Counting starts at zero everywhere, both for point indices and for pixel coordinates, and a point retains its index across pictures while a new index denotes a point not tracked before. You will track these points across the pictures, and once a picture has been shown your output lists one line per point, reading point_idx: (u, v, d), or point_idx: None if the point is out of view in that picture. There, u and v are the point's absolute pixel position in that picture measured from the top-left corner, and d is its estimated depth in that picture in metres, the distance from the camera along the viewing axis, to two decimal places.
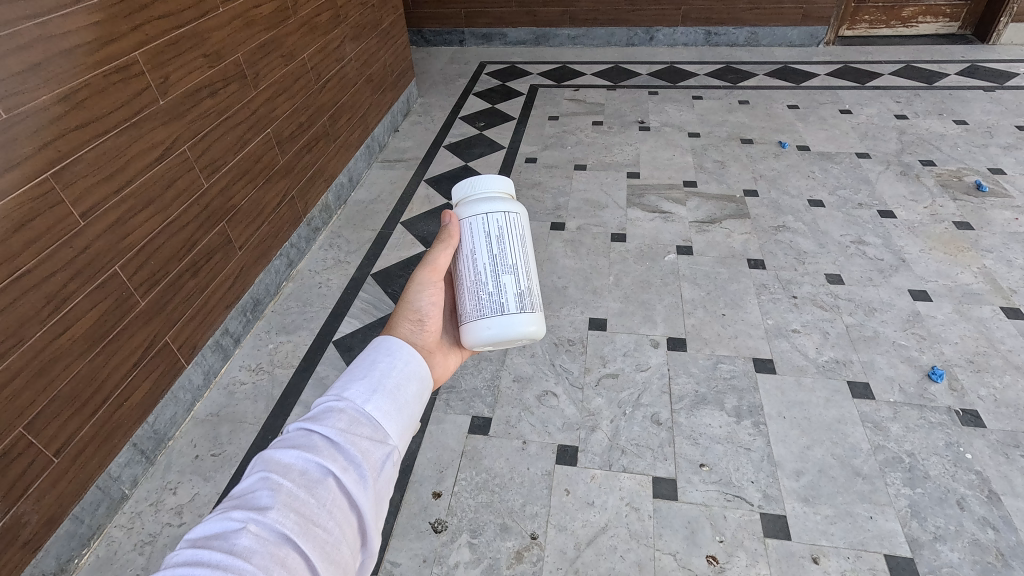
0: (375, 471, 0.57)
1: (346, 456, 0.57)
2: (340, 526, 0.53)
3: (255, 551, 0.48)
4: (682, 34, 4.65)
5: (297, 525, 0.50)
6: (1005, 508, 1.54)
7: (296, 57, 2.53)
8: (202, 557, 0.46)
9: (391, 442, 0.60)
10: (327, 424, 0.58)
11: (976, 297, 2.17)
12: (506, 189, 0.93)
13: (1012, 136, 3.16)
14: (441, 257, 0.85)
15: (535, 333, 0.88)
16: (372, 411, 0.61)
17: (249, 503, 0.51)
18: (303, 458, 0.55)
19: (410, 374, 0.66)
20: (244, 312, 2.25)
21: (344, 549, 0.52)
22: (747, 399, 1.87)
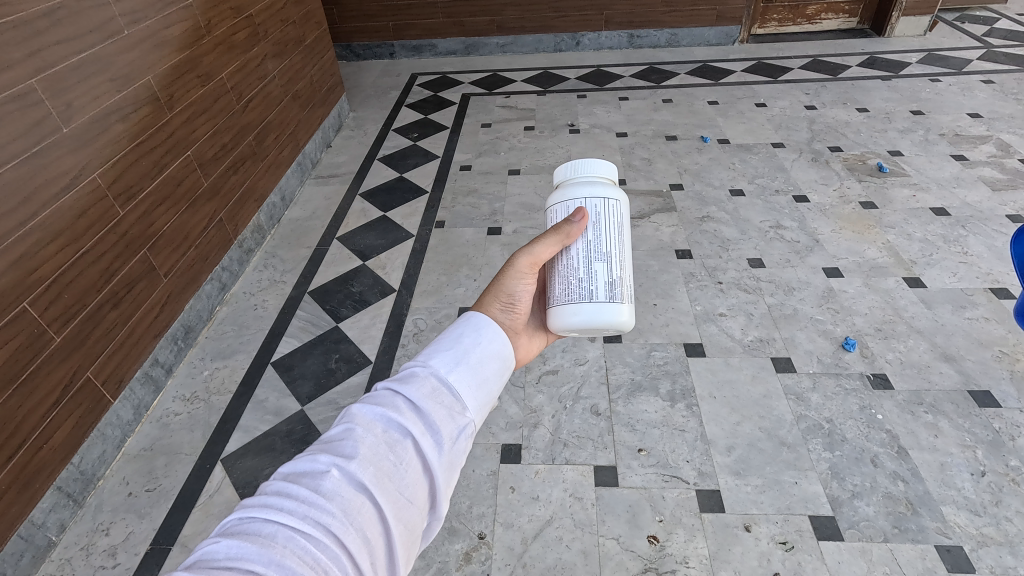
0: (452, 439, 0.58)
1: (426, 419, 0.58)
2: (415, 485, 0.55)
3: (336, 494, 0.50)
4: (607, 38, 4.80)
5: (375, 477, 0.53)
6: (913, 461, 1.67)
7: (214, 77, 2.48)
8: (291, 492, 0.50)
9: (468, 414, 0.61)
10: (411, 387, 0.60)
11: (882, 270, 2.35)
12: (611, 171, 0.87)
13: (907, 120, 3.42)
14: (545, 248, 0.79)
15: (625, 325, 0.83)
16: (454, 382, 0.62)
17: (336, 448, 0.54)
18: (386, 413, 0.57)
19: (493, 354, 0.66)
20: (175, 341, 2.18)
21: (415, 508, 0.54)
22: (680, 383, 1.96)
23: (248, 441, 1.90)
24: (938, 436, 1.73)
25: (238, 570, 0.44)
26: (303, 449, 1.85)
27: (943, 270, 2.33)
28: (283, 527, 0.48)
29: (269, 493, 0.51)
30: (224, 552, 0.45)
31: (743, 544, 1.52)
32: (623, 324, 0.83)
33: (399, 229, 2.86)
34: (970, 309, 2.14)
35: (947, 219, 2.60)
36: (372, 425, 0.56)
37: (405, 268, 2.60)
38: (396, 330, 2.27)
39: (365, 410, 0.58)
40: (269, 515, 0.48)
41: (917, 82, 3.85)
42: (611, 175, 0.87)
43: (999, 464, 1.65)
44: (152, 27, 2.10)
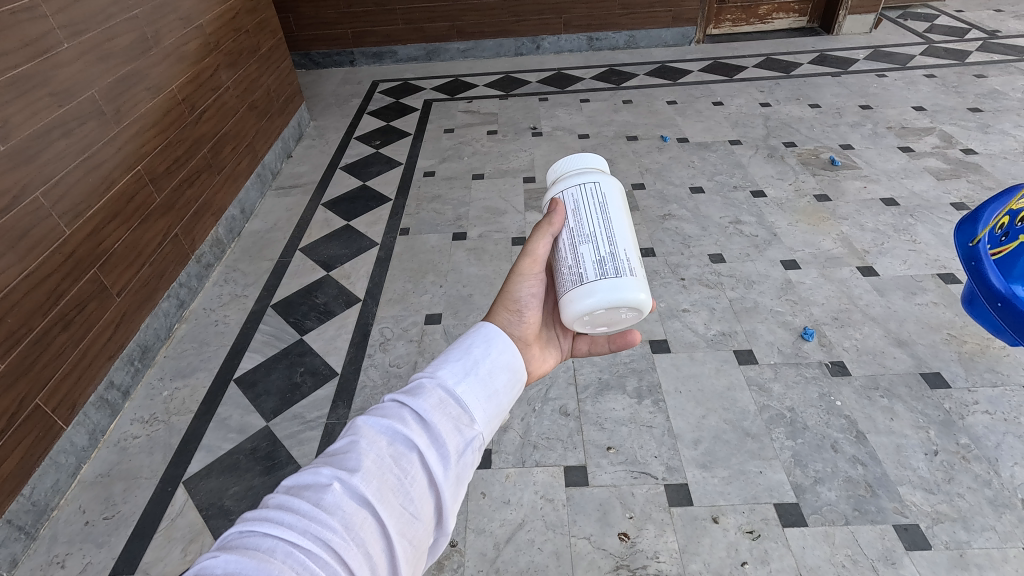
0: (460, 452, 0.56)
1: (433, 431, 0.56)
2: (421, 501, 0.52)
3: (339, 509, 0.48)
4: (566, 41, 4.85)
5: (381, 491, 0.50)
6: (871, 444, 1.72)
7: (164, 89, 2.42)
8: (293, 506, 0.48)
9: (477, 426, 0.58)
10: (419, 399, 0.58)
11: (837, 261, 2.42)
12: (595, 161, 0.89)
13: (857, 115, 3.54)
14: (537, 245, 0.80)
15: (640, 299, 0.78)
16: (462, 393, 0.59)
17: (341, 460, 0.52)
18: (393, 425, 0.55)
19: (505, 364, 0.64)
20: (131, 361, 2.10)
21: (421, 525, 0.52)
22: (646, 379, 1.98)
23: (211, 461, 1.85)
24: (894, 419, 1.79)
25: None
26: (269, 466, 1.81)
27: (895, 258, 2.41)
28: (282, 542, 0.45)
29: (270, 506, 0.49)
30: (221, 567, 0.42)
31: (711, 535, 1.54)
32: (639, 298, 0.78)
33: (363, 237, 2.83)
34: (920, 295, 2.22)
35: (896, 209, 2.70)
36: (378, 437, 0.54)
37: (370, 277, 2.58)
38: (363, 340, 2.24)
39: (371, 422, 0.56)
40: (269, 529, 0.46)
41: (864, 78, 3.99)
42: (596, 165, 0.88)
43: (951, 442, 1.71)
44: (95, 39, 2.04)
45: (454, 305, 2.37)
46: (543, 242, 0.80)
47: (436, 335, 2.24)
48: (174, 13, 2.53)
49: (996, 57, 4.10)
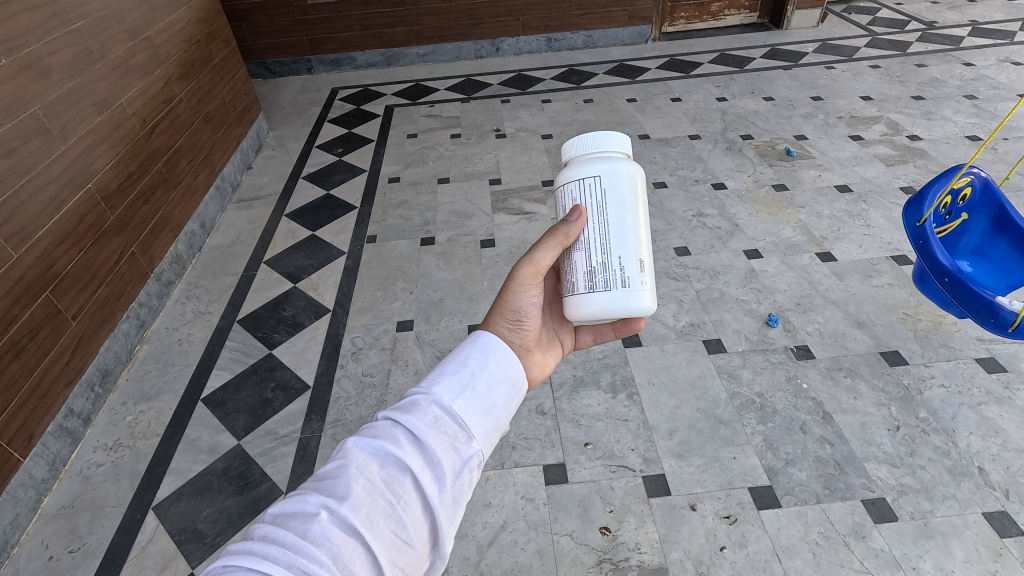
0: (456, 473, 0.55)
1: (427, 451, 0.55)
2: (414, 527, 0.52)
3: (326, 540, 0.47)
4: (525, 43, 4.88)
5: (373, 517, 0.50)
6: (837, 424, 1.78)
7: (113, 104, 2.33)
8: (279, 535, 0.47)
9: (473, 445, 0.57)
10: (413, 418, 0.57)
11: (797, 248, 2.49)
12: (619, 144, 0.82)
13: (809, 106, 3.65)
14: (545, 254, 0.78)
15: (643, 304, 0.80)
16: (458, 410, 0.58)
17: (331, 485, 0.51)
18: (385, 448, 0.54)
19: (505, 377, 0.64)
20: (91, 387, 2.03)
21: (414, 550, 0.51)
22: (620, 373, 2.01)
23: (181, 484, 1.79)
24: (857, 398, 1.85)
25: None
26: (242, 485, 1.77)
27: (851, 243, 2.50)
28: None
29: (255, 536, 0.48)
30: None
31: (690, 523, 1.57)
32: (646, 302, 0.80)
33: (330, 247, 2.79)
34: (876, 277, 2.31)
35: (850, 195, 2.80)
36: (369, 461, 0.53)
37: (338, 286, 2.54)
38: (334, 351, 2.21)
39: (361, 444, 0.54)
40: (252, 563, 0.45)
41: (814, 70, 4.13)
42: (616, 148, 0.82)
43: (912, 417, 1.78)
44: (35, 54, 1.96)
45: (426, 311, 2.36)
46: (553, 248, 0.78)
47: (409, 342, 2.22)
48: (120, 24, 2.45)
49: (934, 47, 4.29)
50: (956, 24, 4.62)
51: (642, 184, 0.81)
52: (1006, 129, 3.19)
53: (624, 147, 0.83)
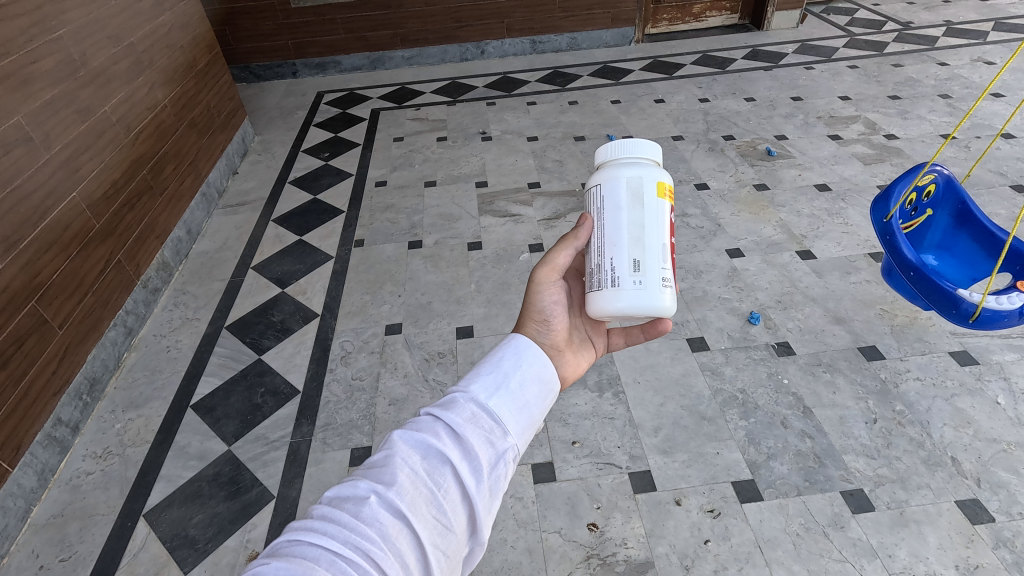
0: (492, 466, 0.52)
1: (466, 443, 0.52)
2: (455, 516, 0.49)
3: (374, 524, 0.46)
4: (510, 45, 4.91)
5: (416, 504, 0.48)
6: (817, 418, 1.83)
7: (95, 111, 2.33)
8: (331, 518, 0.46)
9: (510, 438, 0.54)
10: (453, 411, 0.54)
11: (778, 246, 2.55)
12: (649, 151, 0.83)
13: (789, 106, 3.72)
14: (561, 254, 0.81)
15: (647, 305, 0.75)
16: (496, 405, 0.55)
17: (376, 472, 0.49)
18: (425, 439, 0.52)
19: (537, 376, 0.61)
20: (79, 396, 2.02)
21: (454, 540, 0.49)
22: (606, 372, 2.04)
23: (172, 491, 1.80)
24: (836, 392, 1.90)
25: None
26: (233, 490, 1.78)
27: (830, 240, 2.55)
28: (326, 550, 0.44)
29: (312, 517, 0.47)
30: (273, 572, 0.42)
31: (675, 517, 1.61)
32: (655, 304, 0.76)
33: (317, 251, 2.80)
34: (854, 274, 2.37)
35: (829, 194, 2.86)
36: (412, 451, 0.51)
37: (327, 291, 2.55)
38: (323, 356, 2.22)
39: (403, 435, 0.52)
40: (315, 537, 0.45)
41: (794, 70, 4.20)
42: (639, 156, 0.83)
43: (888, 410, 1.84)
44: (17, 63, 1.96)
45: (414, 313, 2.38)
46: (569, 250, 0.82)
47: (398, 345, 2.24)
48: (102, 31, 2.44)
49: (910, 46, 4.39)
50: (931, 24, 4.72)
51: (652, 188, 0.81)
52: (978, 127, 3.27)
53: (655, 155, 0.84)
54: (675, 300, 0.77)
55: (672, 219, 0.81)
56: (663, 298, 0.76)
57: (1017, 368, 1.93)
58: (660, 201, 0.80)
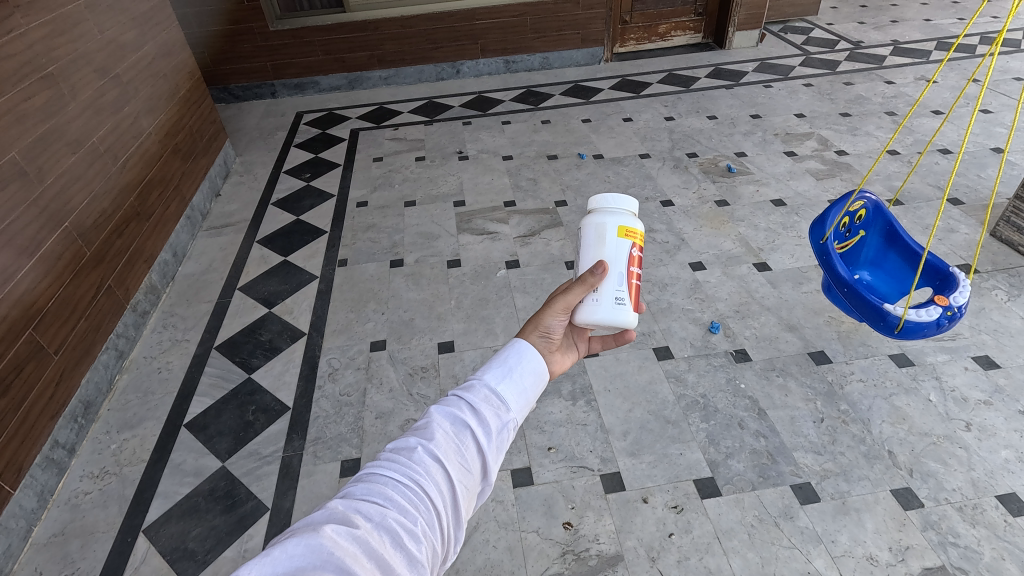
0: (498, 431, 0.64)
1: (481, 415, 0.64)
2: (473, 464, 0.61)
3: (421, 466, 0.58)
4: (484, 65, 5.08)
5: (449, 453, 0.60)
6: (770, 419, 2.01)
7: (85, 143, 2.42)
8: (389, 460, 0.58)
9: (513, 412, 0.66)
10: (470, 392, 0.66)
11: (736, 259, 2.74)
12: (626, 204, 0.97)
13: (748, 124, 3.95)
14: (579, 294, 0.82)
15: (610, 319, 0.90)
16: (504, 388, 0.67)
17: (419, 431, 0.61)
18: (452, 410, 0.64)
19: (532, 370, 0.70)
20: (75, 419, 2.10)
21: (472, 481, 0.60)
22: (579, 381, 2.20)
23: (169, 507, 1.89)
24: (788, 394, 2.09)
25: (368, 502, 0.53)
26: (229, 504, 1.88)
27: (784, 253, 2.76)
28: (391, 478, 0.56)
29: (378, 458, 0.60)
30: (357, 492, 0.54)
31: (642, 514, 1.76)
32: (617, 319, 0.90)
33: (302, 272, 2.91)
34: (806, 284, 2.57)
35: (783, 208, 3.07)
36: (444, 417, 0.63)
37: (312, 310, 2.66)
38: (311, 373, 2.33)
39: (435, 406, 0.64)
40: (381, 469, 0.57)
41: (753, 89, 4.45)
42: (614, 206, 0.97)
43: (834, 409, 2.02)
44: (11, 100, 2.05)
45: (397, 330, 2.51)
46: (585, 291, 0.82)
47: (382, 360, 2.36)
48: (89, 65, 2.53)
49: (860, 65, 4.68)
50: (879, 43, 5.03)
51: (615, 230, 0.94)
52: (920, 143, 3.53)
53: (630, 207, 0.99)
54: (630, 315, 0.92)
55: (636, 254, 0.95)
56: (619, 314, 0.90)
57: (947, 367, 2.13)
58: (621, 240, 0.94)
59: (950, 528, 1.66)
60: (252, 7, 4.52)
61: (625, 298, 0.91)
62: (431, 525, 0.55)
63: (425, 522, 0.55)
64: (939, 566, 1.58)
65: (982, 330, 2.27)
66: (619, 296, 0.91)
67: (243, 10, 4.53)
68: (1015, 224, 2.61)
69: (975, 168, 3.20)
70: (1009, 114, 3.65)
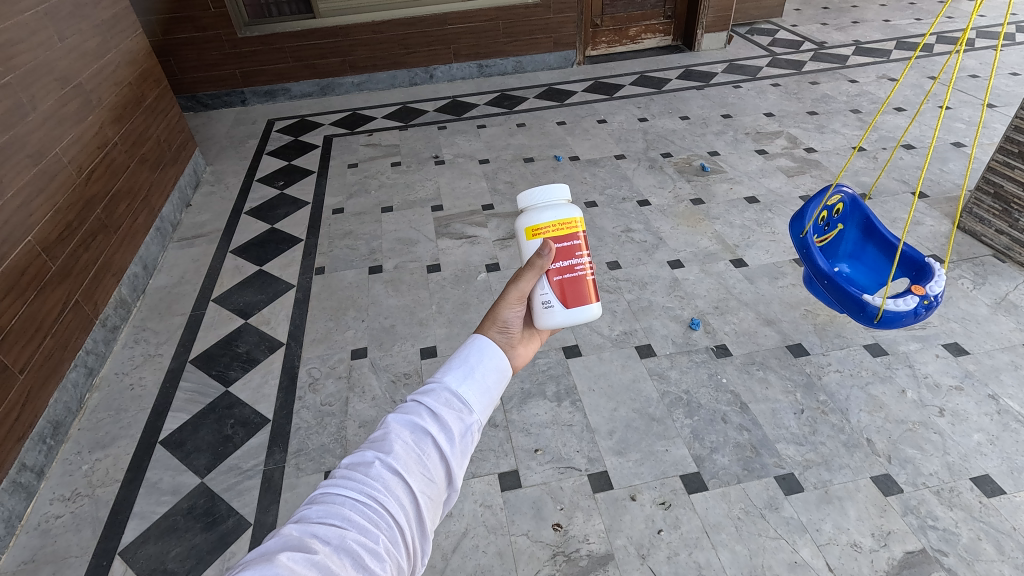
0: (462, 435, 0.61)
1: (442, 420, 0.61)
2: (436, 472, 0.59)
3: (381, 480, 0.55)
4: (457, 69, 5.08)
5: (410, 464, 0.57)
6: (752, 412, 2.04)
7: (47, 154, 2.34)
8: (347, 478, 0.55)
9: (476, 413, 0.63)
10: (430, 397, 0.63)
11: (713, 256, 2.78)
12: (557, 194, 0.92)
13: (720, 124, 4.02)
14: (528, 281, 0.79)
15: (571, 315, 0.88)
16: (465, 390, 0.64)
17: (376, 443, 0.59)
18: (411, 418, 0.61)
19: (495, 367, 0.68)
20: (43, 440, 2.02)
21: (437, 491, 0.58)
22: (563, 382, 2.20)
23: (146, 527, 1.83)
24: (768, 387, 2.12)
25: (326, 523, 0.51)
26: (209, 521, 1.83)
27: (759, 249, 2.80)
28: (349, 497, 0.54)
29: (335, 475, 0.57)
30: (314, 513, 0.52)
31: (631, 512, 1.76)
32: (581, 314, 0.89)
33: (278, 281, 2.85)
34: (781, 279, 2.62)
35: (757, 205, 3.13)
36: (403, 426, 0.60)
37: (290, 320, 2.61)
38: (290, 384, 2.29)
39: (392, 415, 0.61)
40: (338, 486, 0.54)
41: (723, 89, 4.53)
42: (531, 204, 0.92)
43: (813, 400, 2.06)
44: None
45: (378, 337, 2.48)
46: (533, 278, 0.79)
47: (364, 368, 2.33)
48: (49, 74, 2.46)
49: (824, 65, 4.80)
50: (842, 44, 5.17)
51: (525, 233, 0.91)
52: (885, 139, 3.63)
53: (559, 194, 0.92)
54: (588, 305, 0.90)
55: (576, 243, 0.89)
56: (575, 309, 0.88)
57: (919, 356, 2.19)
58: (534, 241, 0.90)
59: (929, 511, 1.70)
60: (218, 14, 4.44)
61: (551, 298, 0.87)
62: (394, 541, 0.52)
63: (388, 540, 0.52)
64: (920, 549, 1.62)
65: (951, 318, 2.34)
66: (546, 299, 0.87)
67: (210, 17, 4.45)
68: (977, 215, 2.71)
69: (938, 162, 3.31)
70: (967, 110, 3.78)
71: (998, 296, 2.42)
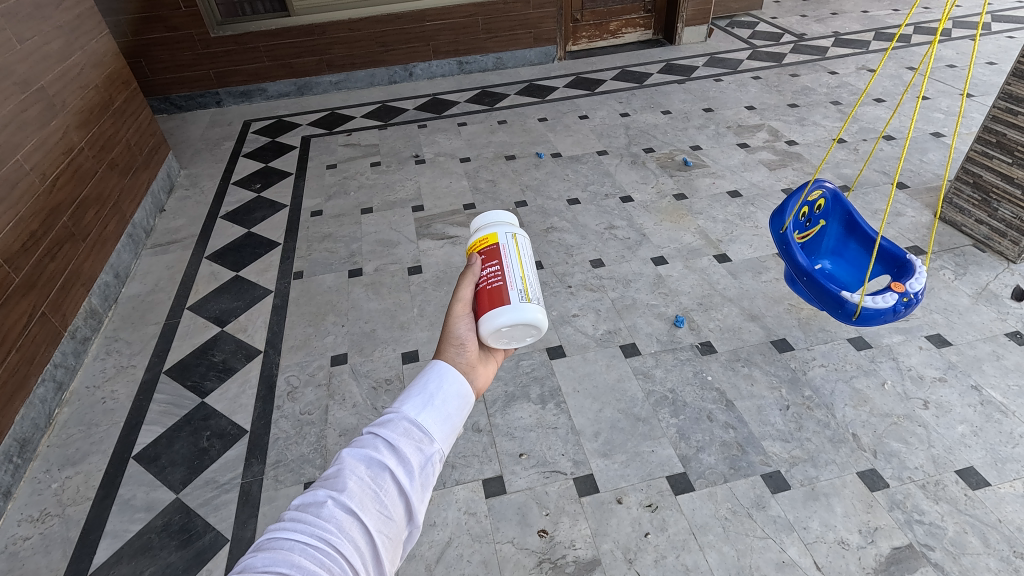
0: (423, 467, 0.58)
1: (400, 452, 0.57)
2: (395, 509, 0.55)
3: (336, 521, 0.50)
4: (436, 66, 5.01)
5: (366, 502, 0.53)
6: (738, 409, 2.02)
7: (7, 162, 2.25)
8: (298, 523, 0.50)
9: (436, 443, 0.60)
10: (387, 428, 0.59)
11: (697, 252, 2.76)
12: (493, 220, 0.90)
13: (701, 118, 4.00)
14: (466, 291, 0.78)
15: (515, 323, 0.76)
16: (424, 420, 0.60)
17: (329, 481, 0.54)
18: (367, 452, 0.56)
19: (457, 393, 0.64)
20: (9, 459, 1.95)
21: (395, 530, 0.54)
22: (548, 384, 2.16)
23: (119, 547, 1.77)
24: (754, 384, 2.10)
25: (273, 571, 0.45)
26: (185, 538, 1.77)
27: (743, 244, 2.79)
28: (298, 541, 0.49)
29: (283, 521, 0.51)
30: (259, 562, 0.46)
31: (617, 515, 1.74)
32: (519, 316, 0.76)
33: (255, 286, 2.78)
34: (765, 273, 2.60)
35: (740, 200, 3.11)
36: (358, 460, 0.56)
37: (267, 327, 2.55)
38: (268, 393, 2.23)
39: (346, 449, 0.57)
40: (288, 532, 0.49)
41: (704, 83, 4.51)
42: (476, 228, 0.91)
43: (799, 396, 2.05)
44: None
45: (357, 342, 2.43)
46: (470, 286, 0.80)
47: (344, 375, 2.28)
48: (8, 78, 2.37)
49: (804, 57, 4.80)
50: (822, 36, 5.18)
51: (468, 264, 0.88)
52: (865, 131, 3.64)
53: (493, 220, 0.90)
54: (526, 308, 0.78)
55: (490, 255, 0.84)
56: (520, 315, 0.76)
57: (902, 348, 2.19)
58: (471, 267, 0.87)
59: (915, 505, 1.70)
60: (190, 13, 4.33)
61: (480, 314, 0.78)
62: None
63: None
64: (907, 544, 1.61)
65: (933, 309, 2.34)
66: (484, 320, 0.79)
67: (180, 17, 4.33)
68: (957, 205, 2.71)
69: (918, 153, 3.32)
70: (945, 100, 3.80)
71: (978, 286, 2.43)
